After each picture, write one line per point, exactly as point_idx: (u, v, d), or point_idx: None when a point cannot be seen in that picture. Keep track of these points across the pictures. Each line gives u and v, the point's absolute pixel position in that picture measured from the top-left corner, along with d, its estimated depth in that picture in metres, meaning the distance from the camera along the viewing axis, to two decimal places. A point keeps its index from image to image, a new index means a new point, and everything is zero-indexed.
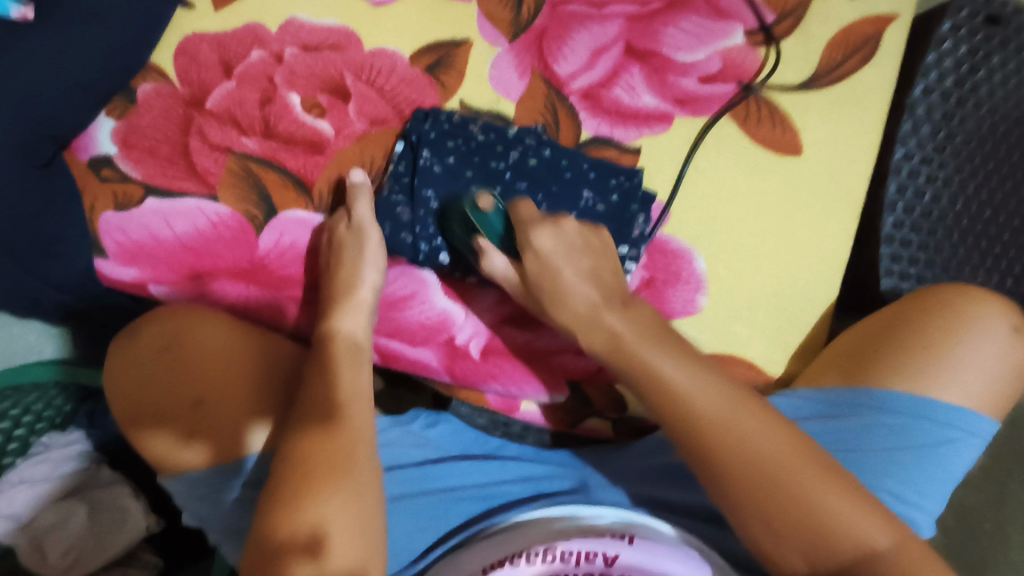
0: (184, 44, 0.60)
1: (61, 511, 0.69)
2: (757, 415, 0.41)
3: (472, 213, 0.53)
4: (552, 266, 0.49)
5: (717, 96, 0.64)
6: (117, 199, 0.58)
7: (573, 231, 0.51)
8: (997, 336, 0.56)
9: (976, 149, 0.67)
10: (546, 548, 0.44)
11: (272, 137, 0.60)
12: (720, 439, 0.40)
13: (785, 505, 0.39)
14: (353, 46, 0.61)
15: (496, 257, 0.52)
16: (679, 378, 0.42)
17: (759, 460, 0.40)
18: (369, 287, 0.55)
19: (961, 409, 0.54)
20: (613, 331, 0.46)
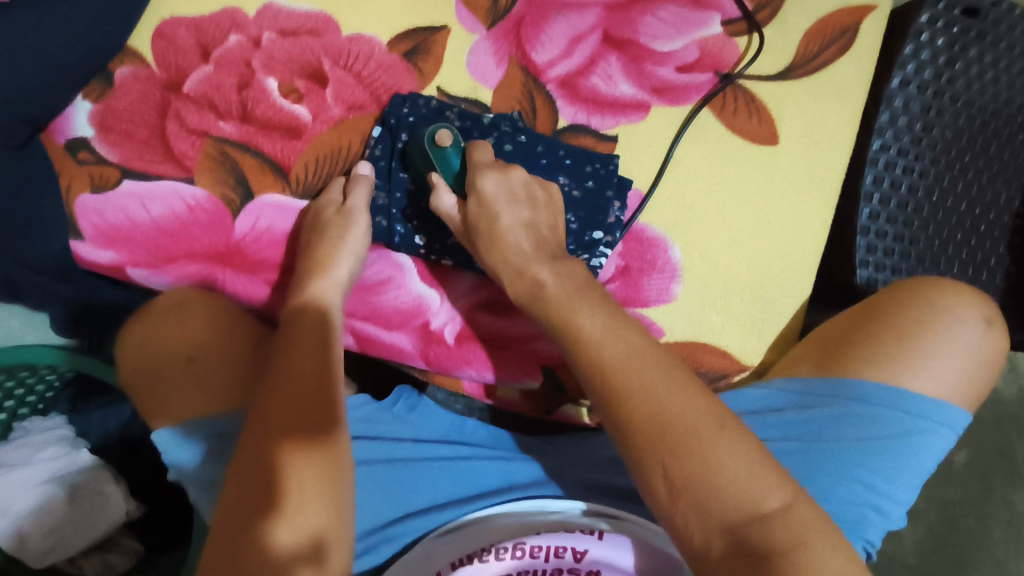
0: (162, 28, 0.60)
1: (40, 495, 0.69)
2: (669, 374, 0.41)
3: (430, 148, 0.53)
4: (492, 210, 0.50)
5: (694, 86, 0.64)
6: (94, 182, 0.59)
7: (519, 182, 0.52)
8: (970, 329, 0.56)
9: (953, 141, 0.68)
10: (515, 544, 0.45)
11: (249, 121, 0.60)
12: (632, 394, 0.40)
13: (684, 461, 0.38)
14: (331, 31, 0.61)
15: (445, 196, 0.53)
16: (594, 332, 0.43)
17: (664, 415, 0.39)
18: (346, 267, 0.55)
19: (934, 401, 0.55)
20: (537, 281, 0.47)
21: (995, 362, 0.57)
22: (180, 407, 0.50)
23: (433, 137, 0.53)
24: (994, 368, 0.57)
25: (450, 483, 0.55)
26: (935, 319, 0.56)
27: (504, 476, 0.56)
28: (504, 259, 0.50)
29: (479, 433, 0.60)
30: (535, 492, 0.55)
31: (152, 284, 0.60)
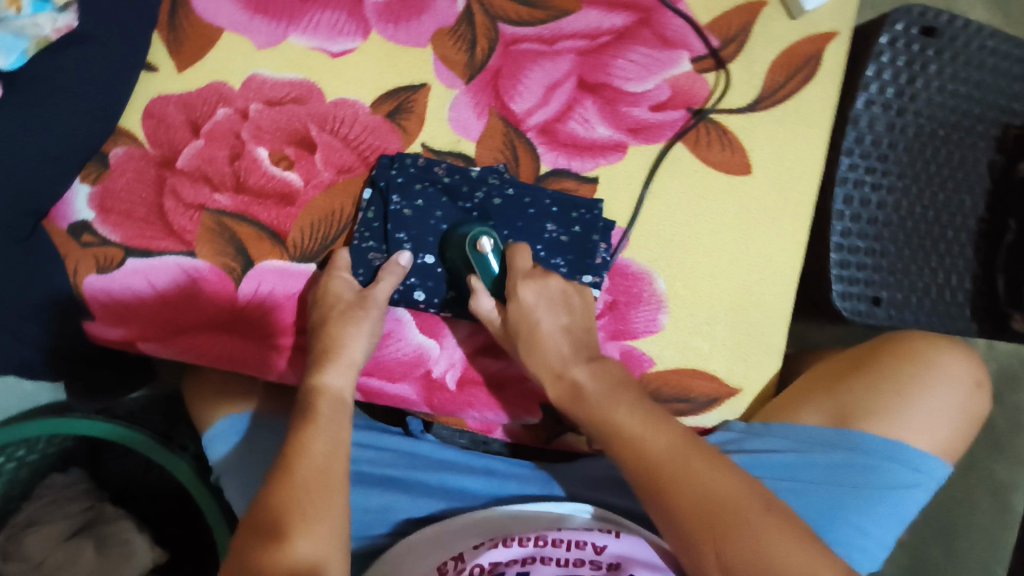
0: (151, 107, 0.62)
1: (69, 550, 0.77)
2: (706, 461, 0.50)
3: (471, 253, 0.58)
4: (533, 317, 0.57)
5: (668, 123, 0.67)
6: (99, 264, 0.61)
7: (557, 289, 0.58)
8: (958, 386, 0.65)
9: (916, 155, 0.71)
10: (538, 535, 0.54)
11: (243, 192, 0.62)
12: (675, 481, 0.49)
13: (739, 545, 0.46)
14: (315, 97, 0.63)
15: (484, 299, 0.59)
16: (637, 429, 0.51)
17: (707, 498, 0.48)
18: (358, 349, 0.58)
19: (928, 454, 0.63)
20: (576, 383, 0.55)
21: (971, 418, 0.66)
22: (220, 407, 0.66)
23: (475, 243, 0.58)
24: (972, 420, 0.66)
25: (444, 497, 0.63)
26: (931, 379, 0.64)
27: (495, 488, 0.63)
28: (543, 363, 0.57)
29: (477, 459, 0.66)
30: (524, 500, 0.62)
31: (161, 355, 0.62)
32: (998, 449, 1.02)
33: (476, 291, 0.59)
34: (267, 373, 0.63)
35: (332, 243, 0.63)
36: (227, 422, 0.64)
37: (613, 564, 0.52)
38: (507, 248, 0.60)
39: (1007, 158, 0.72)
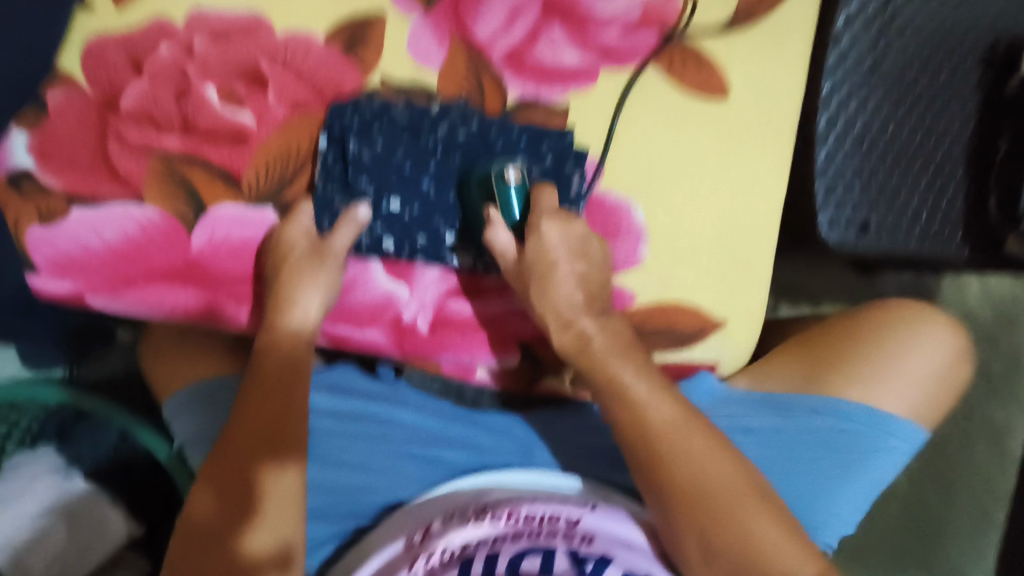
0: (89, 46, 0.58)
1: (39, 526, 0.72)
2: (703, 445, 0.51)
3: (496, 183, 0.56)
4: (550, 260, 0.56)
5: (641, 46, 0.63)
6: (40, 213, 0.57)
7: (579, 235, 0.56)
8: (936, 356, 0.64)
9: (904, 75, 0.67)
10: (510, 510, 0.52)
11: (192, 132, 0.58)
12: (670, 461, 0.51)
13: (717, 521, 0.48)
14: (264, 30, 0.59)
15: (501, 232, 0.56)
16: (641, 397, 0.53)
17: (697, 481, 0.50)
18: (311, 303, 0.57)
19: (903, 421, 0.63)
20: (583, 333, 0.56)
21: (950, 385, 0.66)
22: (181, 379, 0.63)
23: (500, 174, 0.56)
24: (949, 390, 0.66)
25: (420, 467, 0.61)
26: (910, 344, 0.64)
27: (472, 458, 0.62)
28: (552, 306, 0.57)
29: (454, 428, 0.64)
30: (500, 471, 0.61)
31: (114, 309, 0.60)
32: (996, 391, 1.00)
33: (491, 223, 0.56)
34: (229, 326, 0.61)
35: (290, 182, 0.60)
36: (188, 392, 0.62)
37: (585, 536, 0.49)
38: (535, 187, 0.57)
39: (996, 73, 0.68)
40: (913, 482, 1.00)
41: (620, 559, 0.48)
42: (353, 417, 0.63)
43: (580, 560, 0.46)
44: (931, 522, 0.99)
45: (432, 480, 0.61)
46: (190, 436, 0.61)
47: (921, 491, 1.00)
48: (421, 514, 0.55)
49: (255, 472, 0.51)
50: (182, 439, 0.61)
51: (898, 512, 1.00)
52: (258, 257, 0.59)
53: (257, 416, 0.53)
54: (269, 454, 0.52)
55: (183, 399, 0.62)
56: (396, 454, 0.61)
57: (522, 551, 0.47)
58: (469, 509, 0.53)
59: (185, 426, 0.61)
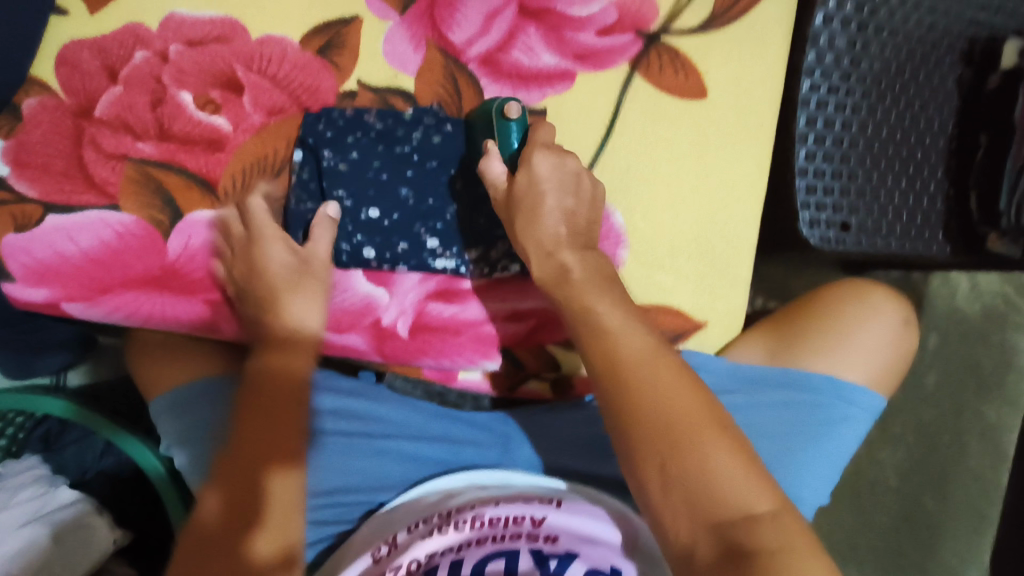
0: (64, 54, 0.58)
1: (22, 535, 0.71)
2: (679, 373, 0.45)
3: (496, 119, 0.55)
4: (539, 190, 0.52)
5: (617, 48, 0.63)
6: (17, 221, 0.57)
7: (571, 169, 0.53)
8: (895, 325, 0.65)
9: (882, 74, 0.67)
10: (474, 517, 0.51)
11: (167, 139, 0.58)
12: (634, 384, 0.44)
13: (683, 455, 0.42)
14: (239, 36, 0.59)
15: (496, 164, 0.54)
16: (613, 324, 0.48)
17: (663, 407, 0.43)
18: (297, 310, 0.55)
19: (862, 387, 0.63)
20: (564, 266, 0.51)
21: (905, 355, 0.66)
22: (156, 384, 0.62)
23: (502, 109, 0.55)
24: (907, 357, 0.66)
25: (400, 463, 0.61)
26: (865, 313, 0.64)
27: (451, 454, 0.63)
28: (535, 236, 0.52)
29: (435, 426, 0.64)
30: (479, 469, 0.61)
31: (90, 317, 0.59)
32: (987, 390, 0.99)
33: (488, 156, 0.55)
34: (208, 334, 0.61)
35: (266, 188, 0.59)
36: (169, 397, 0.60)
37: (551, 535, 0.49)
38: (532, 123, 0.56)
39: (975, 72, 0.68)
40: (905, 483, 1.00)
41: (588, 555, 0.47)
42: (334, 413, 0.62)
43: (545, 559, 0.46)
44: (924, 522, 0.99)
45: (411, 477, 0.61)
46: (174, 441, 0.59)
47: (913, 492, 1.00)
48: (392, 524, 0.55)
49: (262, 476, 0.47)
50: (165, 444, 0.60)
51: (889, 513, 1.00)
52: (226, 267, 0.58)
53: (260, 423, 0.50)
54: (275, 459, 0.49)
55: (165, 405, 0.60)
56: (376, 451, 0.61)
57: (484, 557, 0.47)
58: (435, 517, 0.53)
59: (168, 432, 0.59)
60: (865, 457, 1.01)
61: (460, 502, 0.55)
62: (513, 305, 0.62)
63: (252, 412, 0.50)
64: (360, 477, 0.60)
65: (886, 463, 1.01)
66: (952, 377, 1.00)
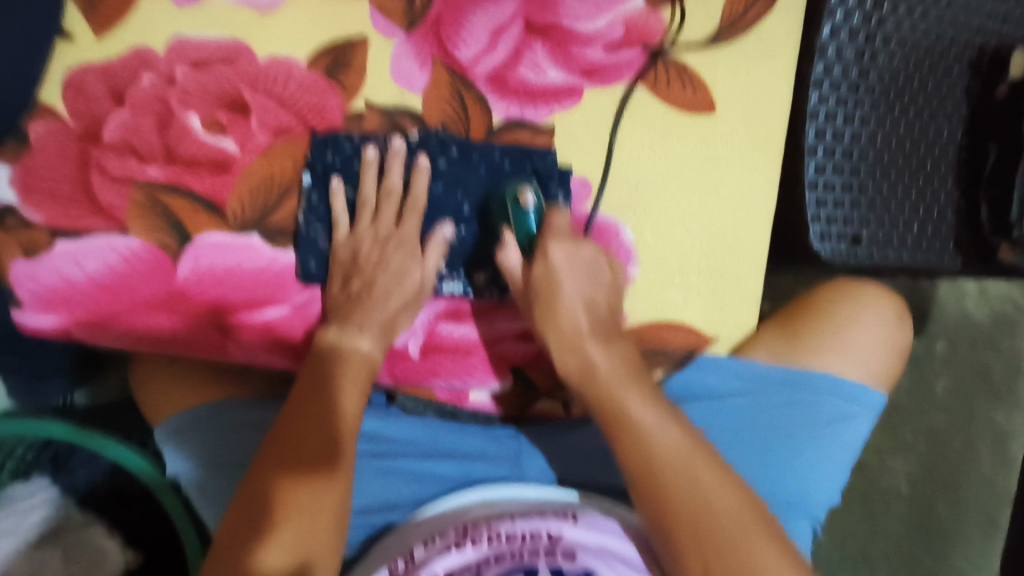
0: (69, 78, 0.58)
1: (36, 558, 0.73)
2: (713, 472, 0.51)
3: (511, 207, 0.55)
4: (556, 277, 0.55)
5: (624, 63, 0.63)
6: (24, 248, 0.57)
7: (588, 256, 0.56)
8: (887, 323, 0.66)
9: (890, 85, 0.66)
10: (492, 533, 0.51)
11: (174, 162, 0.58)
12: (674, 487, 0.50)
13: (725, 556, 0.48)
14: (245, 57, 0.59)
15: (512, 253, 0.56)
16: (647, 423, 0.52)
17: (707, 513, 0.49)
18: (393, 296, 0.58)
19: (861, 384, 0.64)
20: (590, 362, 0.54)
21: (901, 350, 0.67)
22: (172, 406, 0.63)
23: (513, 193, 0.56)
24: (903, 354, 0.67)
25: (412, 482, 0.61)
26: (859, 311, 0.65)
27: (463, 471, 0.62)
28: (561, 333, 0.55)
29: (446, 441, 0.64)
30: (490, 484, 0.61)
31: (100, 342, 0.59)
32: (997, 396, 0.99)
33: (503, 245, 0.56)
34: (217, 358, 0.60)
35: (273, 210, 0.59)
36: (179, 417, 0.62)
37: (566, 551, 0.50)
38: (548, 207, 0.56)
39: (984, 82, 0.67)
40: (917, 489, 1.00)
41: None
42: None
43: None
44: (937, 529, 0.98)
45: (424, 494, 0.61)
46: (190, 463, 0.60)
47: (925, 499, 0.99)
48: (405, 539, 0.54)
49: (276, 485, 0.49)
50: (176, 465, 0.61)
51: (901, 520, 1.00)
52: (310, 259, 0.59)
53: (298, 426, 0.52)
54: (301, 468, 0.49)
55: (181, 426, 0.61)
56: (386, 469, 0.61)
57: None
58: (450, 532, 0.53)
59: (180, 451, 0.61)
60: (875, 464, 1.01)
61: (474, 516, 0.55)
62: (523, 324, 0.61)
63: (291, 425, 0.52)
64: (373, 496, 0.60)
65: (897, 469, 1.01)
66: (962, 383, 0.99)
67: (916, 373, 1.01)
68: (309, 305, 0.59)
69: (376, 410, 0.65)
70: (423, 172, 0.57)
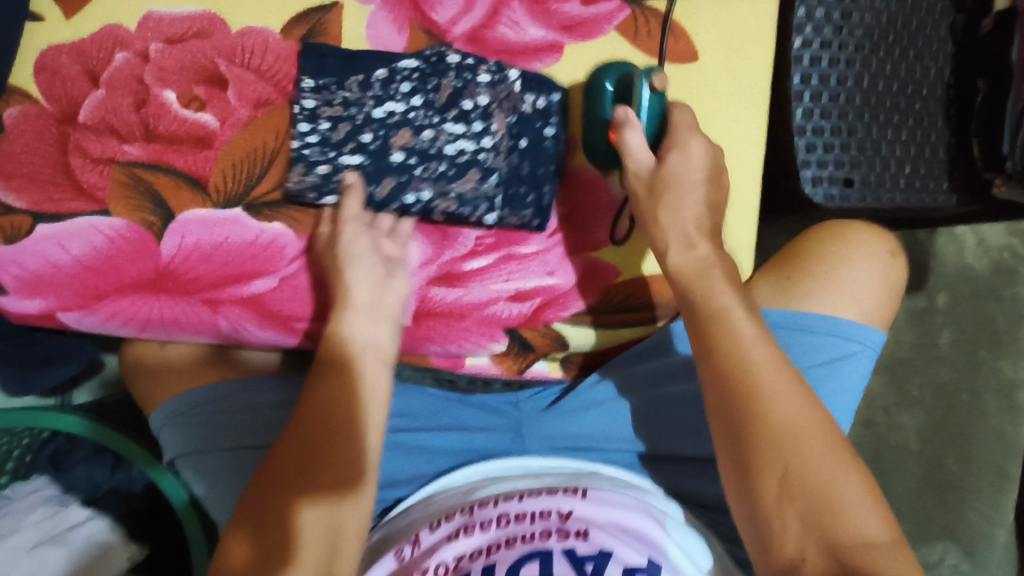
0: (43, 61, 0.57)
1: (36, 557, 0.68)
2: (801, 390, 0.45)
3: (639, 87, 0.55)
4: (682, 174, 0.55)
5: (604, 16, 0.63)
6: (6, 233, 0.56)
7: (709, 159, 0.56)
8: (886, 265, 0.63)
9: (872, 25, 0.66)
10: (500, 516, 0.50)
11: (154, 139, 0.57)
12: (757, 386, 0.45)
13: (805, 469, 0.42)
14: (219, 30, 0.58)
15: (636, 136, 0.55)
16: (757, 361, 0.46)
17: (827, 484, 0.41)
18: (362, 289, 0.56)
19: (861, 324, 0.62)
20: (704, 259, 0.52)
21: (900, 288, 0.65)
22: (163, 395, 0.61)
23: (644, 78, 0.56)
24: (902, 293, 0.65)
25: (412, 456, 0.59)
26: (857, 254, 0.62)
27: (465, 442, 0.61)
28: (672, 220, 0.54)
29: (447, 415, 0.63)
30: (495, 457, 0.60)
31: (87, 326, 0.58)
32: (1001, 345, 0.98)
33: (627, 123, 0.55)
34: (207, 338, 0.60)
35: (255, 184, 0.58)
36: (175, 401, 0.59)
37: (580, 529, 0.48)
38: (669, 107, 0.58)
39: (968, 17, 0.66)
40: (926, 445, 0.98)
41: (620, 553, 0.46)
42: None
43: (580, 561, 0.45)
44: (949, 482, 0.97)
45: (428, 470, 0.59)
46: (179, 453, 0.58)
47: (935, 453, 0.98)
48: (410, 522, 0.53)
49: (292, 495, 0.45)
50: (171, 452, 0.58)
51: (912, 477, 0.98)
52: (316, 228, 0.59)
53: (325, 403, 0.50)
54: (325, 484, 0.46)
55: (168, 414, 0.59)
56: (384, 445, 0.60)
57: (517, 562, 0.45)
58: (457, 515, 0.51)
59: (178, 437, 0.58)
60: (883, 422, 1.00)
61: (479, 495, 0.54)
62: (517, 284, 0.62)
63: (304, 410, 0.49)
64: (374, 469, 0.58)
65: (906, 425, 0.99)
66: (963, 334, 0.99)
67: (919, 329, 1.00)
68: (296, 278, 0.59)
69: None
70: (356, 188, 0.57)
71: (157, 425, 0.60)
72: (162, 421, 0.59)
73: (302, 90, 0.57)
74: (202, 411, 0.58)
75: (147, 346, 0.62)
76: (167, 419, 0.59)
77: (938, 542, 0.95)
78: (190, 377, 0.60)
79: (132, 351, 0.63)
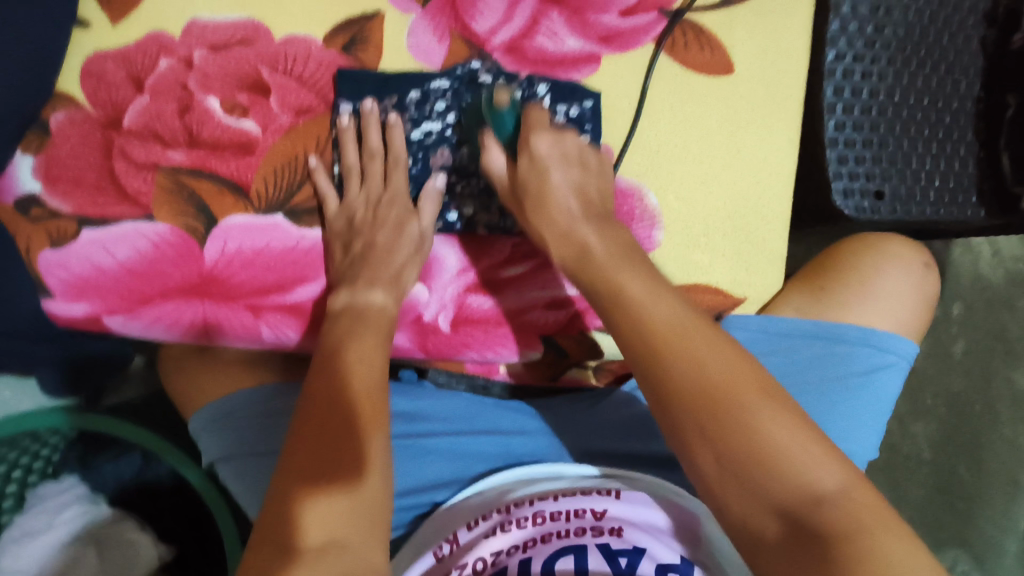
0: (89, 66, 0.58)
1: (70, 555, 0.70)
2: (710, 340, 0.41)
3: (489, 111, 0.54)
4: (543, 167, 0.51)
5: (642, 28, 0.64)
6: (52, 237, 0.57)
7: (572, 145, 0.53)
8: (915, 272, 0.64)
9: (905, 38, 0.66)
10: (535, 514, 0.50)
11: (197, 146, 0.58)
12: (664, 348, 0.41)
13: (726, 428, 0.38)
14: (263, 38, 0.59)
15: (497, 154, 0.53)
16: (664, 329, 0.41)
17: (755, 438, 0.37)
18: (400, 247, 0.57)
19: (893, 335, 0.62)
20: (585, 243, 0.48)
21: (931, 299, 0.65)
22: (202, 399, 0.61)
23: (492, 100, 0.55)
24: (932, 304, 0.66)
25: (452, 459, 0.60)
26: (888, 263, 0.63)
27: (503, 446, 0.61)
28: (550, 218, 0.51)
29: (485, 421, 0.63)
30: (532, 462, 0.60)
31: (130, 330, 0.59)
32: (1016, 353, 0.99)
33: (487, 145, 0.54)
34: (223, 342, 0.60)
35: (298, 189, 0.59)
36: (217, 405, 0.59)
37: (614, 528, 0.48)
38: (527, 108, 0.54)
39: (999, 31, 0.67)
40: (939, 453, 0.99)
41: (654, 549, 0.46)
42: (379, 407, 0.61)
43: (614, 554, 0.45)
44: (961, 489, 0.97)
45: (466, 474, 0.59)
46: (219, 457, 0.58)
47: (948, 461, 0.98)
48: (450, 521, 0.54)
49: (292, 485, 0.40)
50: (212, 457, 0.58)
51: (925, 485, 0.98)
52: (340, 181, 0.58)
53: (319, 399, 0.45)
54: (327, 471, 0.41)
55: (208, 420, 0.59)
56: (422, 450, 0.60)
57: (553, 555, 0.45)
58: (495, 513, 0.52)
59: (218, 442, 0.58)
60: (897, 431, 1.00)
61: (514, 496, 0.54)
62: (553, 291, 0.62)
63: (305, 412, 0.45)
64: (414, 471, 0.59)
65: (919, 435, 0.99)
66: (979, 344, 0.99)
67: (932, 338, 1.00)
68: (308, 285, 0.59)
69: (413, 387, 0.65)
70: (400, 126, 0.57)
71: (198, 430, 0.60)
72: (204, 425, 0.59)
73: (339, 113, 0.58)
74: (243, 414, 0.58)
75: (187, 352, 0.63)
76: (209, 422, 0.59)
77: (948, 548, 0.96)
78: (231, 379, 0.61)
79: (172, 356, 0.64)
